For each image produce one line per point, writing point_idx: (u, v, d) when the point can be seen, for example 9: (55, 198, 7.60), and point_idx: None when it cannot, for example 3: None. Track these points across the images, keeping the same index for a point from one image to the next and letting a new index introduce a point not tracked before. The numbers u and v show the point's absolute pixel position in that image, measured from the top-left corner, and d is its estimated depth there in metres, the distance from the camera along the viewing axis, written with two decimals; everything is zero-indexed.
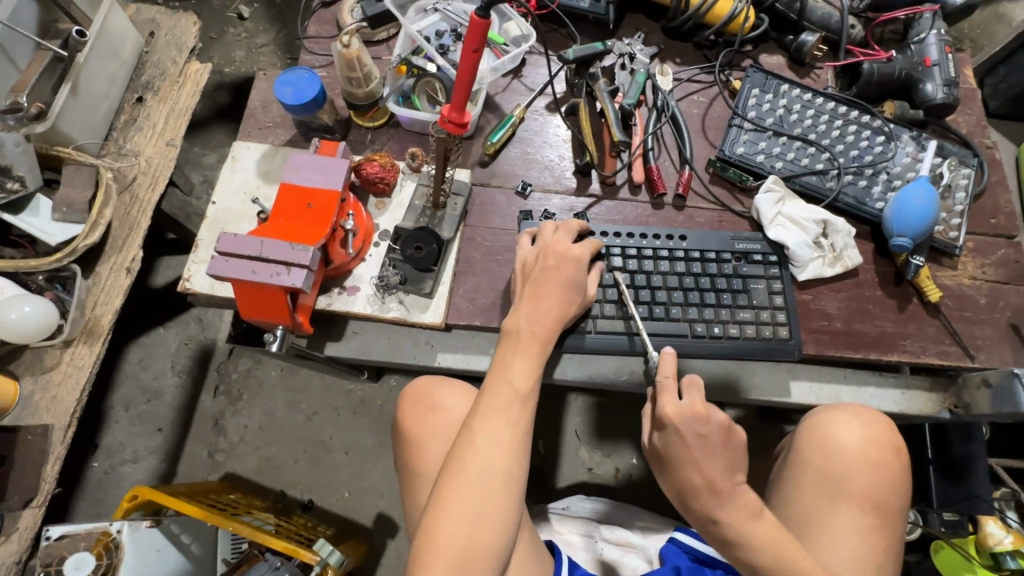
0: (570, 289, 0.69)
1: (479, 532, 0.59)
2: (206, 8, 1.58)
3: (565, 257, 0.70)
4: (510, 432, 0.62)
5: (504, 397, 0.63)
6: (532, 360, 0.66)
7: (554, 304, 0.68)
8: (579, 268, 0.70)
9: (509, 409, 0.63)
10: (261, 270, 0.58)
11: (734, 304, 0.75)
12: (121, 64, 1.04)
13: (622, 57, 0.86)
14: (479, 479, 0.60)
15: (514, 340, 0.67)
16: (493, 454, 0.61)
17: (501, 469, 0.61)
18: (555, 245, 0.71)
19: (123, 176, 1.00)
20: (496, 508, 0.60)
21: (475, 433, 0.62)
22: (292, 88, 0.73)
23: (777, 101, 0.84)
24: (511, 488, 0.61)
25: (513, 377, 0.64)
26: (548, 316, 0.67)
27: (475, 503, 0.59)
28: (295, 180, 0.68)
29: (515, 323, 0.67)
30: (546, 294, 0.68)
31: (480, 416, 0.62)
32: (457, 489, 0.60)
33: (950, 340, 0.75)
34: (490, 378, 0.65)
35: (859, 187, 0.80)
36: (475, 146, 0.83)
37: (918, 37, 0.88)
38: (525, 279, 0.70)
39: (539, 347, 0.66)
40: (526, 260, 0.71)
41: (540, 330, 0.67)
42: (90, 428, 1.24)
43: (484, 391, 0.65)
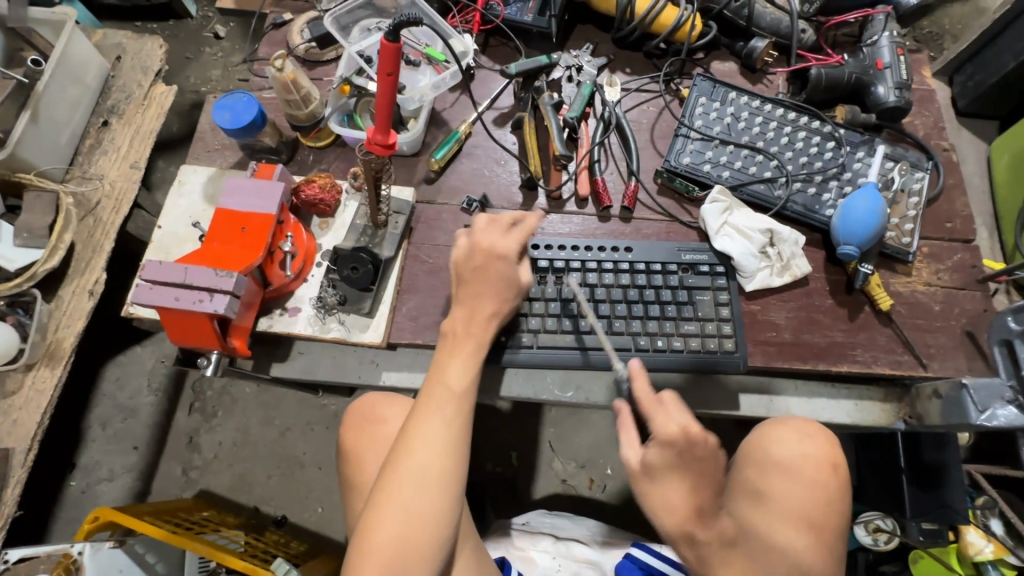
0: (506, 286, 0.66)
1: (415, 533, 0.58)
2: (183, 29, 1.61)
3: (499, 256, 0.67)
4: (447, 431, 0.61)
5: (440, 399, 0.62)
6: (469, 360, 0.64)
7: (489, 305, 0.66)
8: (510, 264, 0.67)
9: (448, 411, 0.62)
10: (184, 297, 0.58)
11: (678, 316, 0.73)
12: (85, 90, 1.06)
13: (568, 69, 0.86)
14: (415, 480, 0.59)
15: (451, 341, 0.65)
16: (430, 453, 0.60)
17: (438, 470, 0.60)
18: (493, 246, 0.68)
19: (86, 200, 1.02)
20: (432, 510, 0.59)
21: (412, 434, 0.61)
22: (230, 112, 0.73)
23: (725, 109, 0.83)
24: (447, 492, 0.60)
25: (450, 379, 0.63)
26: (484, 317, 0.66)
27: (412, 505, 0.59)
28: (230, 205, 0.68)
29: (451, 325, 0.66)
30: (478, 292, 0.66)
31: (417, 419, 0.62)
32: (394, 491, 0.59)
33: (902, 349, 0.74)
34: (427, 380, 0.64)
35: (808, 194, 0.79)
36: (421, 162, 0.83)
37: (871, 40, 0.86)
38: (458, 280, 0.67)
39: (477, 354, 0.65)
40: (458, 257, 0.68)
41: (477, 333, 0.66)
42: (67, 447, 1.25)
43: (423, 393, 0.64)
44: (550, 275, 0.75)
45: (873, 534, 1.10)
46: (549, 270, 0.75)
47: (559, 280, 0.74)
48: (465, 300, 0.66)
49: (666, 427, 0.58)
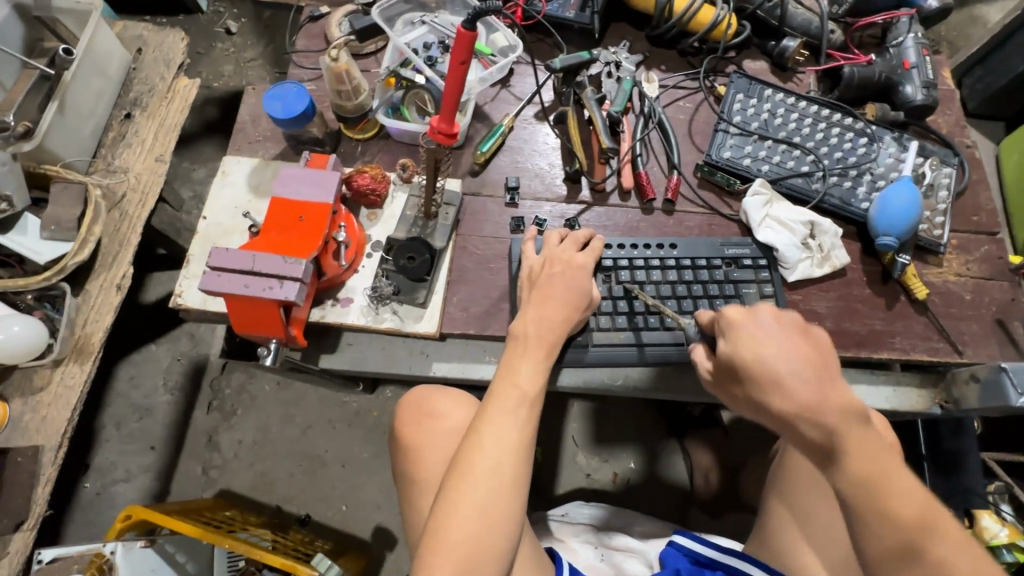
0: (577, 295, 0.69)
1: (485, 535, 0.57)
2: (193, 24, 1.59)
3: (570, 264, 0.72)
4: (519, 435, 0.61)
5: (511, 400, 0.63)
6: (539, 363, 0.65)
7: (559, 310, 0.68)
8: (585, 276, 0.71)
9: (519, 414, 0.62)
10: (253, 283, 0.57)
11: (726, 310, 0.75)
12: (109, 81, 1.04)
13: (608, 65, 0.87)
14: (487, 481, 0.59)
15: (522, 343, 0.66)
16: (501, 456, 0.60)
17: (509, 473, 0.60)
18: (560, 254, 0.72)
19: (112, 193, 1.00)
20: (503, 512, 0.58)
21: (482, 436, 0.61)
22: (282, 102, 0.73)
23: (762, 105, 0.85)
24: (516, 494, 0.59)
25: (521, 380, 0.64)
26: (556, 322, 0.67)
27: (483, 506, 0.58)
28: (286, 194, 0.68)
29: (522, 327, 0.67)
30: (550, 299, 0.68)
31: (489, 419, 0.61)
32: (466, 493, 0.58)
33: (938, 336, 0.76)
34: (498, 380, 0.64)
35: (844, 188, 0.81)
36: (466, 155, 0.83)
37: (896, 41, 0.89)
38: (532, 286, 0.71)
39: (544, 353, 0.66)
40: (532, 266, 0.72)
41: (548, 335, 0.67)
42: (81, 448, 1.22)
43: (492, 393, 0.64)
44: (600, 275, 0.76)
45: None
46: (599, 270, 0.76)
47: (610, 278, 0.76)
48: (537, 301, 0.68)
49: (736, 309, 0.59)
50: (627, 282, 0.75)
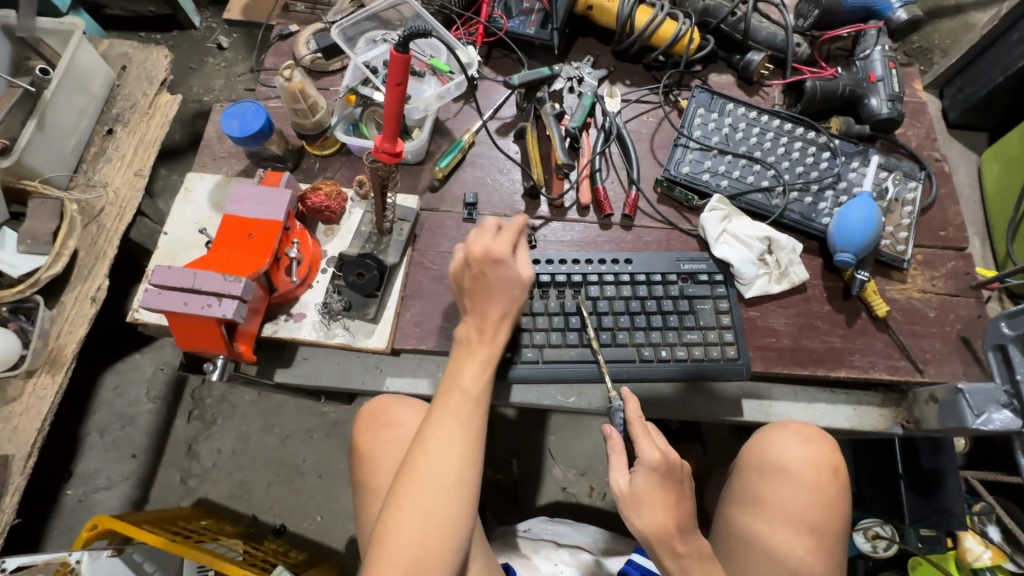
0: (507, 288, 0.66)
1: (431, 539, 0.58)
2: (186, 40, 1.63)
3: (506, 278, 0.66)
4: (464, 436, 0.62)
5: (456, 402, 0.63)
6: (485, 364, 0.65)
7: (495, 308, 0.66)
8: (520, 274, 0.67)
9: (463, 415, 0.63)
10: (194, 301, 0.58)
11: (680, 326, 0.74)
12: (91, 98, 1.07)
13: (570, 80, 0.88)
14: (433, 484, 0.60)
15: (467, 347, 0.66)
16: (446, 459, 0.61)
17: (454, 474, 0.60)
18: (494, 260, 0.67)
19: (90, 207, 1.02)
20: (450, 511, 0.59)
21: (428, 437, 0.62)
22: (238, 121, 0.75)
23: (723, 120, 0.85)
24: (465, 494, 0.60)
25: (465, 382, 0.64)
26: (494, 333, 0.66)
27: (430, 506, 0.59)
28: (237, 212, 0.69)
29: (465, 332, 0.66)
30: (496, 320, 0.66)
31: (433, 421, 0.62)
32: (412, 491, 0.59)
33: (899, 354, 0.75)
34: (442, 384, 0.64)
35: (805, 204, 0.80)
36: (425, 171, 0.84)
37: (863, 54, 0.88)
38: (465, 296, 0.67)
39: (484, 355, 0.65)
40: (467, 255, 0.67)
41: (493, 339, 0.66)
42: (64, 456, 1.24)
43: (437, 397, 0.64)
44: (563, 288, 0.76)
45: (871, 541, 1.04)
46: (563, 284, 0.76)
47: (569, 295, 0.76)
48: (475, 307, 0.66)
49: (651, 452, 0.62)
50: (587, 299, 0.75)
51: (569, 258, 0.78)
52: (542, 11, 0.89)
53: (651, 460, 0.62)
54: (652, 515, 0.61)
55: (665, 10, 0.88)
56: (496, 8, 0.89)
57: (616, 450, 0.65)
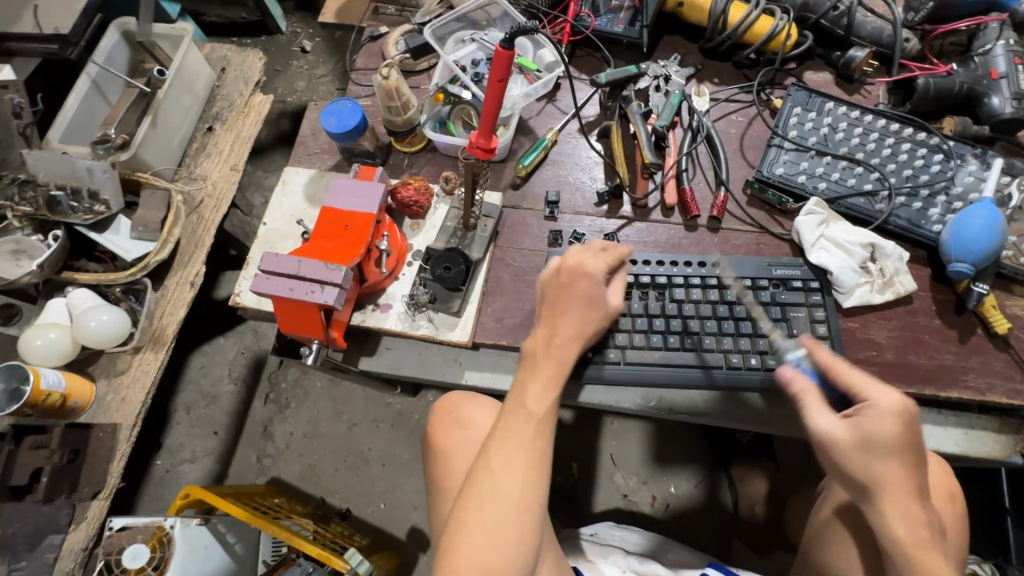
0: (588, 308, 0.65)
1: (496, 558, 0.55)
2: (273, 43, 1.72)
3: (579, 272, 0.66)
4: (525, 460, 0.58)
5: (518, 424, 0.60)
6: (548, 384, 0.62)
7: (569, 327, 0.64)
8: (596, 285, 0.66)
9: (531, 429, 0.60)
10: (298, 287, 0.61)
11: (772, 334, 0.71)
12: (195, 98, 1.16)
13: (656, 79, 0.86)
14: (493, 506, 0.57)
15: (532, 362, 0.64)
16: (507, 476, 0.58)
17: (516, 496, 0.57)
18: (572, 260, 0.67)
19: (192, 198, 1.10)
20: (515, 528, 0.56)
21: (488, 455, 0.59)
22: (337, 118, 0.78)
23: (822, 119, 0.81)
24: (527, 523, 0.57)
25: (528, 402, 0.61)
26: (568, 337, 0.64)
27: (494, 523, 0.56)
28: (335, 204, 0.72)
29: (532, 344, 0.65)
30: (562, 314, 0.65)
31: (496, 442, 0.60)
32: (477, 508, 0.57)
33: (1022, 376, 0.68)
34: (506, 403, 0.62)
35: (913, 209, 0.75)
36: (508, 169, 0.85)
37: (983, 49, 0.82)
38: (542, 299, 0.67)
39: (556, 375, 0.62)
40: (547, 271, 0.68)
41: (559, 355, 0.63)
42: (155, 429, 1.34)
43: (503, 415, 0.61)
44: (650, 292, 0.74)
45: None
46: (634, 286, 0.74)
47: (660, 298, 0.74)
48: (551, 316, 0.65)
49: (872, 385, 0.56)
50: (679, 302, 0.73)
51: (656, 259, 0.76)
52: (631, 9, 0.87)
53: (879, 396, 0.55)
54: (881, 458, 0.53)
55: (760, 5, 0.85)
56: (583, 7, 0.89)
57: (805, 392, 0.60)
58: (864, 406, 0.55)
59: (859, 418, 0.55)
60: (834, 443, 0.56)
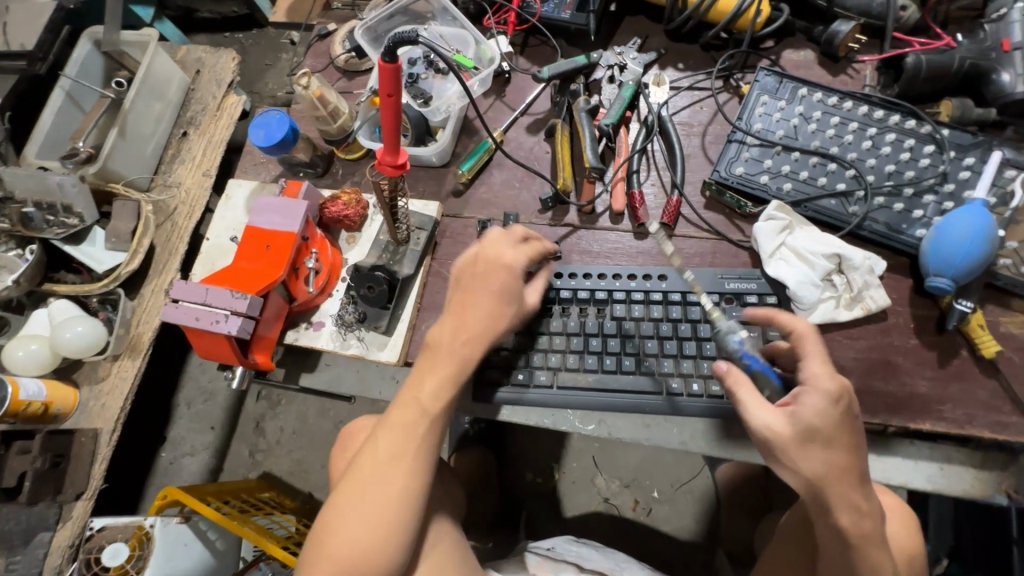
0: (503, 302, 0.61)
1: (363, 556, 0.54)
2: (263, 37, 1.71)
3: (495, 262, 0.62)
4: (412, 452, 0.57)
5: (410, 415, 0.57)
6: (446, 380, 0.58)
7: (478, 321, 0.59)
8: (515, 279, 0.61)
9: (413, 423, 0.57)
10: (204, 317, 0.60)
11: (718, 355, 0.65)
12: (167, 104, 1.17)
13: (611, 69, 0.79)
14: (374, 496, 0.56)
15: (433, 354, 0.60)
16: (391, 473, 0.56)
17: (399, 488, 0.56)
18: (489, 249, 0.62)
19: (165, 206, 1.11)
20: (387, 522, 0.55)
21: (377, 443, 0.57)
22: (264, 130, 0.75)
23: (792, 108, 0.71)
24: (406, 515, 0.56)
25: (423, 397, 0.58)
26: (473, 331, 0.59)
27: (372, 509, 0.55)
28: (258, 223, 0.71)
29: (436, 337, 0.60)
30: (471, 304, 0.60)
31: (383, 433, 0.57)
32: (351, 491, 0.56)
33: (1011, 407, 0.59)
34: (403, 392, 0.59)
35: (894, 211, 0.66)
36: (449, 175, 0.80)
37: (997, 15, 0.69)
38: (456, 288, 0.63)
39: (455, 366, 0.58)
40: (463, 265, 0.63)
41: (462, 352, 0.59)
42: (157, 423, 1.40)
43: (397, 403, 0.59)
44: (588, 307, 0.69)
45: None
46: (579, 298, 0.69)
47: (601, 316, 0.69)
48: (458, 314, 0.60)
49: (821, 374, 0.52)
50: (619, 319, 0.68)
51: (599, 272, 0.70)
52: None
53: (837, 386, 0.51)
54: (832, 459, 0.50)
55: None
56: None
57: (738, 386, 0.54)
58: (811, 395, 0.51)
59: (802, 408, 0.51)
60: (782, 437, 0.51)
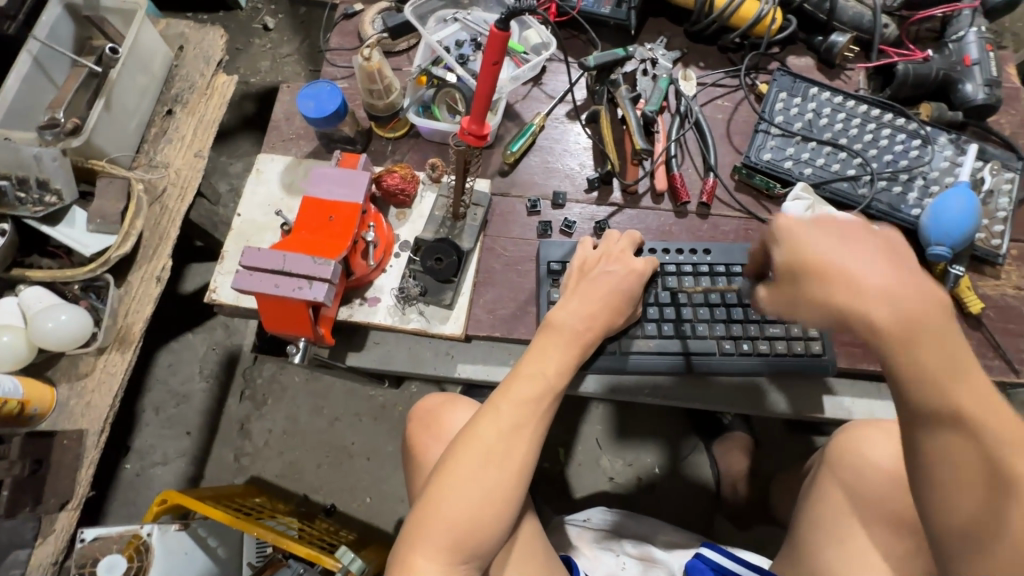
0: (620, 296, 0.69)
1: (481, 514, 0.58)
2: (233, 20, 1.62)
3: (624, 263, 0.72)
4: (533, 422, 0.62)
5: (534, 388, 0.62)
6: (568, 356, 0.65)
7: (603, 311, 0.68)
8: (638, 282, 0.71)
9: (530, 398, 0.62)
10: (285, 283, 0.59)
11: (762, 319, 0.72)
12: (152, 78, 1.07)
13: (644, 63, 0.84)
14: (495, 460, 0.59)
15: (555, 333, 0.66)
16: (512, 440, 0.60)
17: (518, 460, 0.60)
18: (617, 253, 0.72)
19: (153, 187, 1.03)
20: (502, 492, 0.59)
21: (499, 413, 0.61)
22: (314, 101, 0.73)
23: (806, 105, 0.81)
24: (522, 479, 0.60)
25: (548, 369, 0.64)
26: (597, 318, 0.68)
27: (494, 478, 0.59)
28: (318, 193, 0.69)
29: (560, 317, 0.67)
30: (596, 296, 0.68)
31: (506, 402, 0.62)
32: (469, 461, 0.59)
33: (993, 353, 0.72)
34: (525, 365, 0.64)
35: (893, 193, 0.77)
36: (495, 155, 0.82)
37: (957, 35, 0.84)
38: (581, 278, 0.71)
39: (575, 345, 0.66)
40: (586, 259, 0.72)
41: (584, 334, 0.67)
42: (123, 430, 1.28)
43: (516, 375, 0.64)
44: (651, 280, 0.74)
45: None
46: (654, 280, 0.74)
47: (654, 288, 0.74)
48: (582, 302, 0.68)
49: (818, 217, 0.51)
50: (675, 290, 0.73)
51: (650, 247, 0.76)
52: None
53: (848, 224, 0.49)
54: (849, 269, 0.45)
55: None
56: None
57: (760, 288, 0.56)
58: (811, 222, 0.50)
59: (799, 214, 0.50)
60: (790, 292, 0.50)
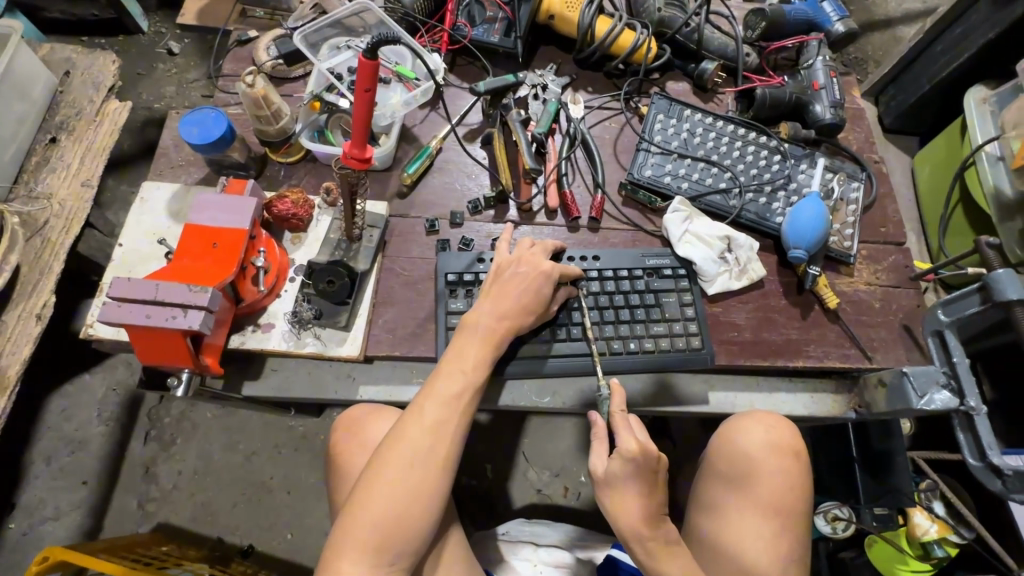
0: (533, 295, 0.70)
1: (407, 511, 0.58)
2: (134, 45, 1.56)
3: (536, 267, 0.72)
4: (458, 416, 0.63)
5: (457, 383, 0.64)
6: (488, 350, 0.67)
7: (515, 298, 0.70)
8: (547, 284, 0.71)
9: (455, 396, 0.63)
10: (157, 314, 0.57)
11: (647, 319, 0.77)
12: (31, 105, 1.01)
13: (534, 88, 0.90)
14: (418, 459, 0.60)
15: (472, 330, 0.68)
16: (435, 435, 0.61)
17: (438, 463, 0.61)
18: (529, 255, 0.73)
19: (33, 220, 0.97)
20: (426, 489, 0.59)
21: (423, 411, 0.62)
22: (198, 127, 0.72)
23: (681, 125, 0.89)
24: (447, 476, 0.61)
25: (467, 365, 0.65)
26: (509, 313, 0.69)
27: (419, 474, 0.59)
28: (200, 221, 0.67)
29: (475, 317, 0.68)
30: (508, 294, 0.70)
31: (431, 399, 0.63)
32: (395, 462, 0.59)
33: (850, 343, 0.80)
34: (445, 362, 0.65)
35: (760, 204, 0.85)
36: (393, 178, 0.84)
37: (807, 63, 0.95)
38: (495, 280, 0.72)
39: (493, 342, 0.67)
40: (501, 262, 0.73)
41: (498, 328, 0.68)
42: (7, 485, 1.17)
43: (437, 373, 0.65)
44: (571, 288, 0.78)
45: (830, 523, 1.08)
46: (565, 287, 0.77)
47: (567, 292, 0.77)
48: (495, 297, 0.70)
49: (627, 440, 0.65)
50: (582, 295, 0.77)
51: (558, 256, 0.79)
52: (505, 20, 0.91)
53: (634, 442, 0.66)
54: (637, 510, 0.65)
55: (623, 20, 0.91)
56: (459, 17, 0.91)
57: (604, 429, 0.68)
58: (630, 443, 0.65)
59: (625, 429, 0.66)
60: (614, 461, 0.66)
